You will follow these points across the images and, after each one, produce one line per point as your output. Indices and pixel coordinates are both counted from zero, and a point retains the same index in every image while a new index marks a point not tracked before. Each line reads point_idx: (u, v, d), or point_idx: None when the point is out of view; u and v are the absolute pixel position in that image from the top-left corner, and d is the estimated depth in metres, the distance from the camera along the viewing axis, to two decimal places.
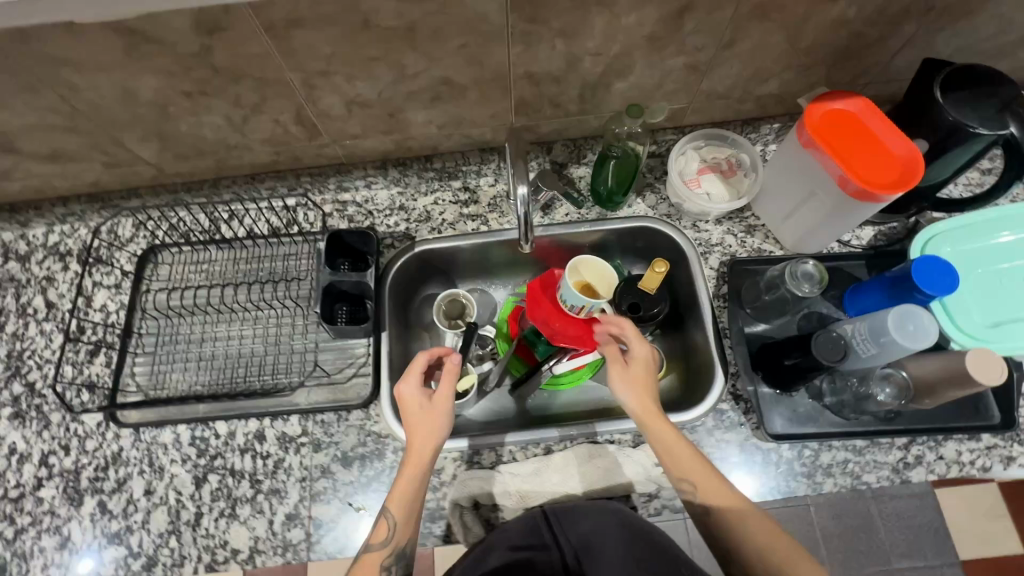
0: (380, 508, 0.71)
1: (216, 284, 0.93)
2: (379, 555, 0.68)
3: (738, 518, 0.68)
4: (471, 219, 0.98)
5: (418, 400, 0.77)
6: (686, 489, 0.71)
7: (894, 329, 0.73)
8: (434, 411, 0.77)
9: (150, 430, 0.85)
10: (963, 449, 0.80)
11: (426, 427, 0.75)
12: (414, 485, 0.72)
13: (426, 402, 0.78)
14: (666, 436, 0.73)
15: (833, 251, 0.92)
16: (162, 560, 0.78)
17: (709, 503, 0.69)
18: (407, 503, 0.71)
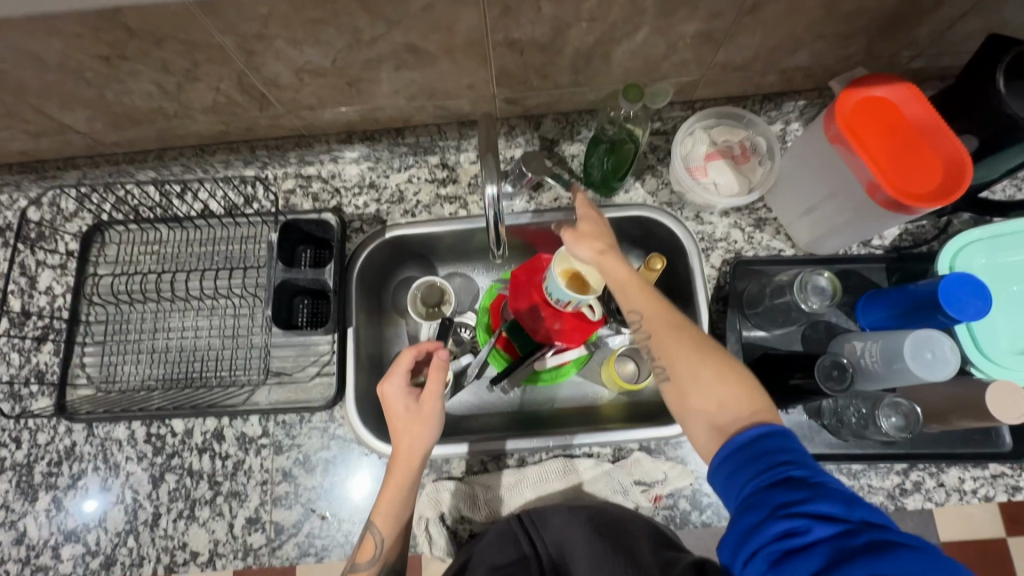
0: (367, 523, 0.68)
1: (167, 269, 0.85)
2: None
3: (682, 349, 0.58)
4: (448, 201, 0.89)
5: (401, 403, 0.71)
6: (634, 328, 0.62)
7: (909, 355, 0.65)
8: (421, 415, 0.70)
9: (104, 425, 0.81)
10: (966, 477, 0.75)
11: (412, 432, 0.70)
12: (399, 497, 0.69)
13: (412, 406, 0.71)
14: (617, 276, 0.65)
15: (851, 252, 0.83)
16: (121, 560, 0.76)
17: (657, 331, 0.61)
18: (393, 518, 0.69)
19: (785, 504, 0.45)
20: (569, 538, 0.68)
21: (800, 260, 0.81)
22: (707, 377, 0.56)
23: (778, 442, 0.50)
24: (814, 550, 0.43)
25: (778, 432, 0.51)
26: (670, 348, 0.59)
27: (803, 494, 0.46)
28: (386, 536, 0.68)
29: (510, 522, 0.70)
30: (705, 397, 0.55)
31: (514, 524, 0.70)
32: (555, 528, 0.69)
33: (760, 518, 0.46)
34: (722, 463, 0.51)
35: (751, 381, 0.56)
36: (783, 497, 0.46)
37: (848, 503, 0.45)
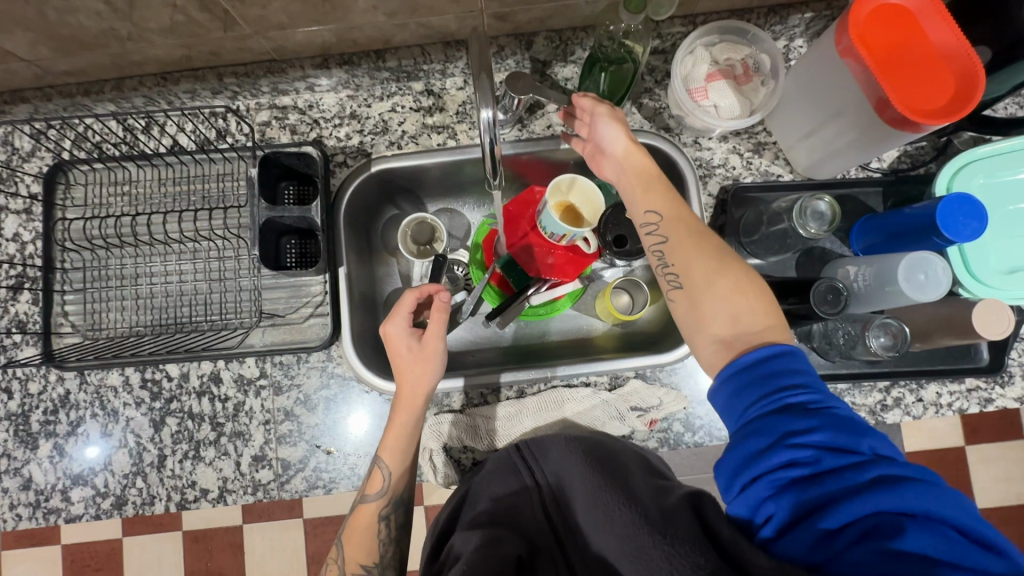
0: (374, 459, 0.71)
1: (142, 211, 0.81)
2: (374, 506, 0.70)
3: (697, 253, 0.60)
4: (436, 131, 0.84)
5: (404, 343, 0.71)
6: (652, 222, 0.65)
7: (902, 278, 0.66)
8: (425, 354, 0.71)
9: (96, 372, 0.79)
10: (943, 392, 0.78)
11: (415, 371, 0.71)
12: (403, 434, 0.70)
13: (415, 345, 0.71)
14: (646, 170, 0.68)
15: (848, 176, 0.82)
16: (132, 499, 0.77)
17: (672, 230, 0.63)
18: (400, 454, 0.71)
19: (792, 432, 0.47)
20: (565, 470, 0.68)
21: (795, 184, 0.81)
22: (725, 284, 0.58)
23: (791, 370, 0.51)
24: (815, 478, 0.45)
25: (790, 356, 0.52)
26: (687, 252, 0.61)
27: (811, 424, 0.47)
28: (393, 471, 0.70)
29: (508, 450, 0.73)
30: (720, 306, 0.57)
31: (512, 451, 0.72)
32: (552, 457, 0.70)
33: (765, 446, 0.48)
34: (731, 379, 0.53)
35: (769, 300, 0.57)
36: (790, 426, 0.47)
37: (855, 435, 0.47)
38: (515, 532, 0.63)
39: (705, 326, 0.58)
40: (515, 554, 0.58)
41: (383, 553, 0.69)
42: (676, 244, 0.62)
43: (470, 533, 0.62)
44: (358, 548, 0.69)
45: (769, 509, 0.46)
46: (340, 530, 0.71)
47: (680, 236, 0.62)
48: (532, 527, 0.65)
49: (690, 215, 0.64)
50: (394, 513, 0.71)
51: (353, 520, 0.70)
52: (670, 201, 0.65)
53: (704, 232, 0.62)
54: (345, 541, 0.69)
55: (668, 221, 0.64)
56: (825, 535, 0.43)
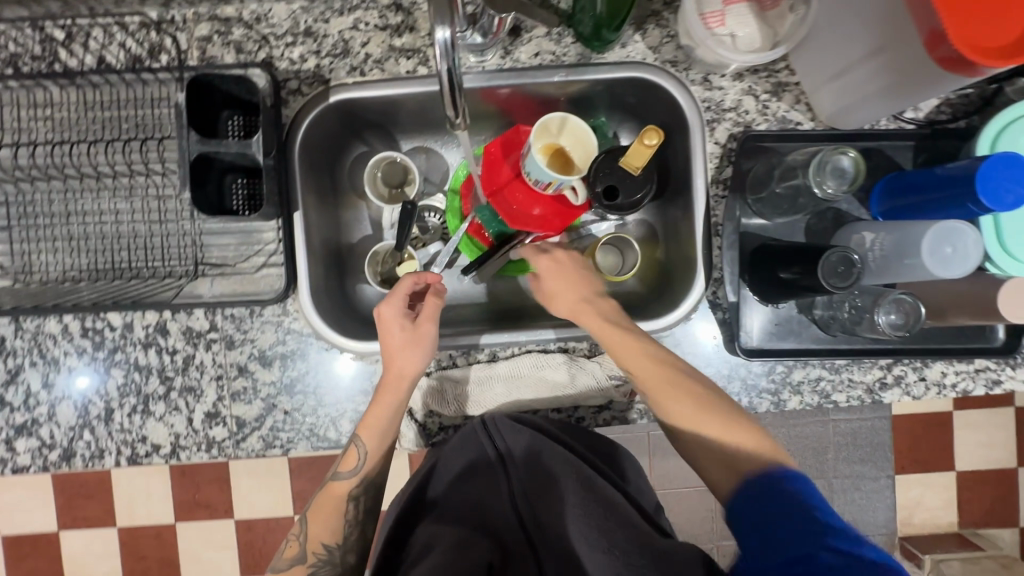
0: (352, 435, 0.68)
1: (67, 139, 0.70)
2: (345, 484, 0.67)
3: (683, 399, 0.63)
4: (405, 55, 0.72)
5: (398, 323, 0.68)
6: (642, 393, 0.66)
7: (927, 253, 0.58)
8: (417, 336, 0.68)
9: (33, 319, 0.73)
10: (949, 371, 0.73)
11: (404, 355, 0.67)
12: (384, 419, 0.67)
13: (408, 326, 0.68)
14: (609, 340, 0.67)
15: (878, 126, 0.71)
16: (80, 452, 0.74)
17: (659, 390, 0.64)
18: (379, 436, 0.67)
19: (784, 549, 0.49)
20: (546, 456, 0.64)
21: (814, 134, 0.70)
22: (709, 423, 0.61)
23: (788, 488, 0.54)
24: None
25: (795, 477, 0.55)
26: (680, 410, 0.63)
27: (801, 530, 0.49)
28: (370, 452, 0.67)
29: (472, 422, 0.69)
30: (710, 430, 0.61)
31: (479, 427, 0.68)
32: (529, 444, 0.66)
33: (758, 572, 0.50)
34: (741, 503, 0.56)
35: (773, 437, 0.60)
36: (780, 532, 0.50)
37: (847, 543, 0.47)
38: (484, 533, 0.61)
39: (706, 471, 0.61)
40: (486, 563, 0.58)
41: (347, 534, 0.67)
42: (653, 390, 0.64)
43: (439, 532, 0.61)
44: (321, 527, 0.66)
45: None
46: (306, 507, 0.68)
47: (668, 401, 0.64)
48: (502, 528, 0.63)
49: (667, 370, 0.64)
50: (363, 495, 0.68)
51: (320, 498, 0.67)
52: (639, 361, 0.65)
53: (676, 374, 0.64)
54: (308, 519, 0.66)
55: (648, 382, 0.64)
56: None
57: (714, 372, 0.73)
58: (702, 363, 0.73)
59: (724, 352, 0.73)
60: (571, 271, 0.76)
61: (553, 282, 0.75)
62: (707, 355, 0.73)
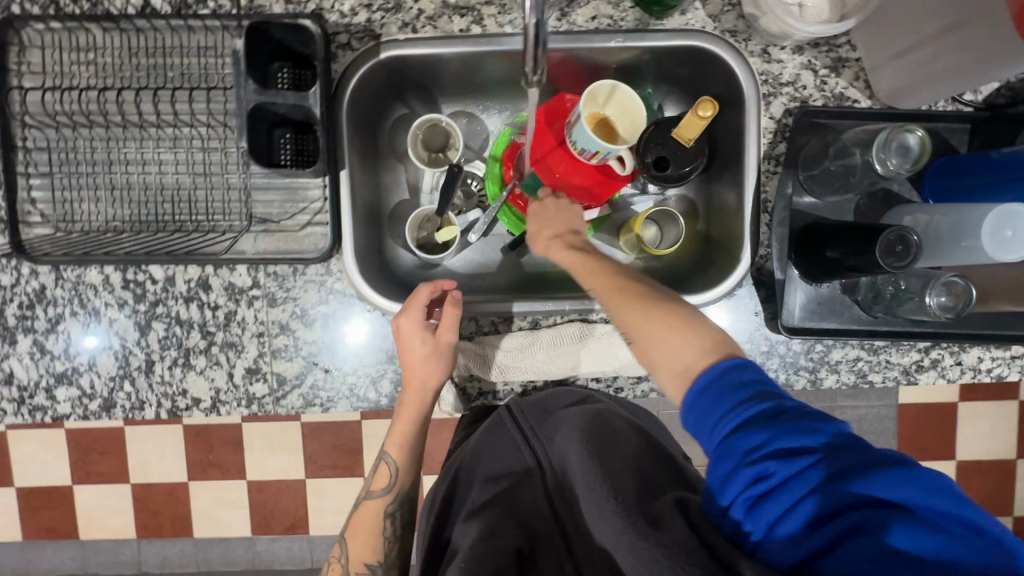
0: (380, 453, 0.74)
1: (111, 85, 0.69)
2: (380, 502, 0.73)
3: (623, 300, 0.58)
4: (458, 13, 0.71)
5: (419, 337, 0.68)
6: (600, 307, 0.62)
7: (986, 235, 0.58)
8: (438, 348, 0.68)
9: (73, 268, 0.72)
10: (985, 356, 0.73)
11: (423, 367, 0.68)
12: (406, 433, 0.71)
13: (429, 339, 0.68)
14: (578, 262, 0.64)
15: (936, 108, 0.70)
16: (121, 403, 0.74)
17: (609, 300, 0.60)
18: (405, 449, 0.72)
19: (763, 445, 0.45)
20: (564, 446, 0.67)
21: (872, 113, 0.69)
22: (654, 341, 0.55)
23: (727, 386, 0.49)
24: (774, 495, 0.44)
25: (744, 363, 0.50)
26: (617, 305, 0.59)
27: (763, 437, 0.45)
28: (397, 464, 0.73)
29: (499, 414, 0.75)
30: (662, 341, 0.54)
31: (504, 416, 0.75)
32: (557, 439, 0.69)
33: (733, 467, 0.46)
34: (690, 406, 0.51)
35: (686, 325, 0.54)
36: (746, 444, 0.46)
37: (816, 431, 0.45)
38: (514, 522, 0.65)
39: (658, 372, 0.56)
40: (513, 547, 0.61)
41: (385, 554, 0.72)
42: (618, 314, 0.59)
43: (471, 522, 0.67)
44: (361, 546, 0.72)
45: (747, 521, 0.46)
46: (344, 527, 0.74)
47: (628, 318, 0.57)
48: (531, 516, 0.66)
49: (626, 280, 0.60)
50: (399, 509, 0.74)
51: (357, 515, 0.73)
52: (604, 278, 0.61)
53: (638, 290, 0.58)
54: (348, 538, 0.73)
55: (606, 296, 0.60)
56: (803, 532, 0.43)
57: (754, 349, 0.73)
58: (743, 338, 0.73)
59: (766, 329, 0.73)
60: (564, 210, 0.72)
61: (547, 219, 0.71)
62: (748, 332, 0.73)
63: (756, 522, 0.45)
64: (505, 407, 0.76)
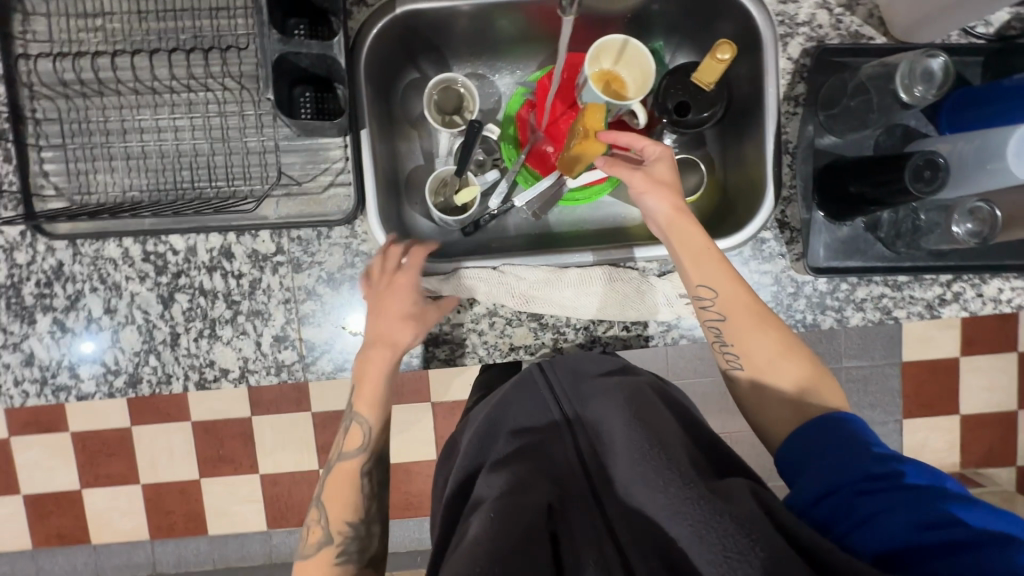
0: (351, 416, 0.68)
1: (122, 50, 0.67)
2: (354, 463, 0.67)
3: (748, 317, 0.63)
4: None
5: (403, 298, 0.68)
6: (708, 300, 0.64)
7: (1013, 154, 0.59)
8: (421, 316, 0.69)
9: (90, 243, 0.71)
10: (1005, 287, 0.75)
11: (393, 328, 0.67)
12: (379, 388, 0.68)
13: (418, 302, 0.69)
14: (691, 236, 0.65)
15: (949, 42, 0.71)
16: (147, 378, 0.73)
17: (731, 309, 0.63)
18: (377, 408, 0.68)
19: (882, 455, 0.51)
20: (603, 414, 0.61)
21: (886, 48, 0.70)
22: (785, 370, 0.62)
23: (850, 424, 0.56)
24: (884, 490, 0.48)
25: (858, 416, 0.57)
26: (747, 334, 0.63)
27: (888, 454, 0.51)
28: (373, 427, 0.68)
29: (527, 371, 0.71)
30: (792, 374, 0.62)
31: (535, 373, 0.69)
32: (592, 404, 0.63)
33: (848, 464, 0.51)
34: (810, 431, 0.57)
35: (806, 362, 0.63)
36: (866, 453, 0.51)
37: (939, 474, 0.49)
38: (547, 481, 0.56)
39: (768, 410, 0.62)
40: (546, 503, 0.53)
41: (364, 512, 0.67)
42: (734, 326, 0.63)
43: (499, 474, 0.58)
44: (340, 501, 0.66)
45: (849, 508, 0.48)
46: (319, 487, 0.68)
47: (754, 339, 0.63)
48: (564, 472, 0.57)
49: (742, 289, 0.64)
50: (375, 470, 0.69)
51: (332, 477, 0.67)
52: (722, 275, 0.64)
53: (762, 314, 0.63)
54: (325, 501, 0.66)
55: (726, 298, 0.63)
56: (913, 530, 0.44)
57: (781, 290, 0.74)
58: (769, 280, 0.74)
59: (792, 270, 0.74)
60: (674, 178, 0.68)
61: (663, 176, 0.67)
62: (774, 274, 0.74)
63: (860, 507, 0.48)
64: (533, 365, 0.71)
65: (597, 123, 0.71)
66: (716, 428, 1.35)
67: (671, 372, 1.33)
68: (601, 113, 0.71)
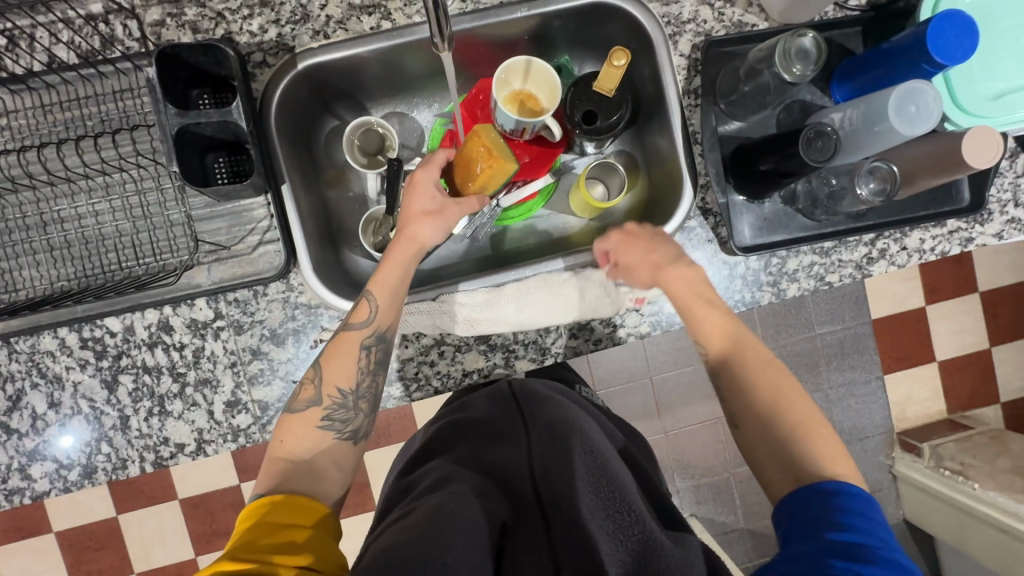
0: (363, 290, 0.65)
1: (30, 145, 0.68)
2: (359, 333, 0.64)
3: (756, 367, 0.63)
4: (366, 12, 0.72)
5: (429, 188, 0.69)
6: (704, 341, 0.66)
7: (894, 115, 0.62)
8: (440, 211, 0.69)
9: (25, 339, 0.70)
10: (926, 237, 0.77)
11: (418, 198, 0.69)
12: (398, 270, 0.66)
13: (439, 198, 0.69)
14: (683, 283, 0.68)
15: (827, 17, 0.75)
16: (101, 467, 0.71)
17: (728, 349, 0.65)
18: (391, 292, 0.66)
19: (845, 552, 0.46)
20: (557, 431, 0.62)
21: (770, 32, 0.73)
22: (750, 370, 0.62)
23: (835, 504, 0.51)
24: None
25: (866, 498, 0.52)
26: (745, 381, 0.62)
27: (864, 561, 0.45)
28: (381, 302, 0.65)
29: (499, 386, 0.77)
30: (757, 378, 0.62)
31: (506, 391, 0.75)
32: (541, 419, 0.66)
33: (815, 559, 0.46)
34: (801, 490, 0.53)
35: (819, 418, 0.59)
36: (841, 553, 0.46)
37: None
38: (500, 492, 0.58)
39: (760, 461, 0.59)
40: (500, 521, 0.54)
41: (360, 382, 0.64)
42: (729, 367, 0.64)
43: (453, 474, 0.60)
44: (337, 370, 0.63)
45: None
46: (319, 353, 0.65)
47: (712, 332, 0.66)
48: (515, 482, 0.59)
49: (743, 335, 0.65)
50: (377, 348, 0.65)
51: (333, 345, 0.64)
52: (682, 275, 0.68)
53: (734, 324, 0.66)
54: (323, 362, 0.63)
55: (720, 341, 0.65)
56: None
57: (716, 274, 0.76)
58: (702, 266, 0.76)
59: (722, 254, 0.76)
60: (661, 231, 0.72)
61: (634, 258, 0.70)
62: (706, 259, 0.76)
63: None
64: (506, 385, 0.77)
65: (494, 138, 0.68)
66: (704, 415, 1.35)
67: (650, 368, 1.34)
68: (493, 132, 0.69)
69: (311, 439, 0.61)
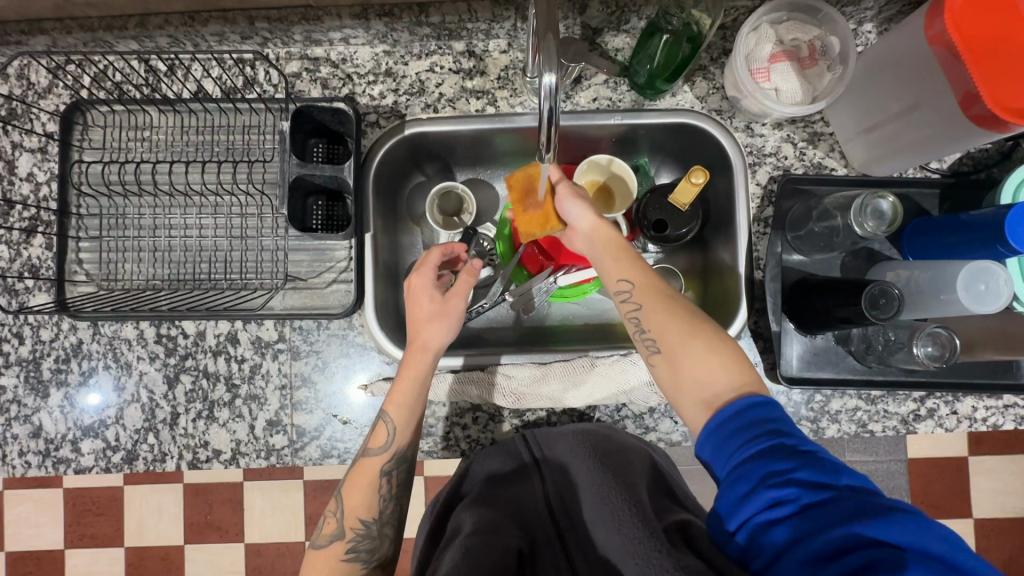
0: (380, 412, 0.68)
1: (163, 159, 0.77)
2: (377, 460, 0.67)
3: (663, 305, 0.63)
4: (475, 96, 0.79)
5: (427, 294, 0.70)
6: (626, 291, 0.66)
7: (962, 288, 0.63)
8: (444, 309, 0.69)
9: (110, 324, 0.77)
10: (979, 406, 0.76)
11: (420, 300, 0.70)
12: (412, 389, 0.68)
13: (437, 298, 0.70)
14: (612, 247, 0.69)
15: (908, 175, 0.77)
16: (143, 455, 0.76)
17: (647, 299, 0.64)
18: (407, 410, 0.68)
19: (778, 472, 0.47)
20: (573, 464, 0.69)
21: (847, 179, 0.76)
22: (690, 359, 0.59)
23: (757, 417, 0.52)
24: (788, 519, 0.45)
25: (769, 404, 0.53)
26: (660, 316, 0.62)
27: (790, 463, 0.48)
28: (398, 424, 0.67)
29: (512, 441, 0.73)
30: (696, 362, 0.58)
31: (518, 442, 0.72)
32: (564, 455, 0.70)
33: (753, 485, 0.48)
34: (716, 424, 0.54)
35: (742, 356, 0.59)
36: (771, 467, 0.48)
37: (833, 473, 0.47)
38: (514, 521, 0.63)
39: (687, 405, 0.58)
40: (515, 546, 0.59)
41: (412, 442, 0.69)
42: (650, 311, 0.63)
43: (470, 511, 0.64)
44: (358, 503, 0.66)
45: (761, 539, 0.46)
46: (340, 482, 0.68)
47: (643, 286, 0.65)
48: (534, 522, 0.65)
49: (660, 281, 0.66)
50: (397, 469, 0.68)
51: (353, 474, 0.67)
52: (635, 269, 0.66)
53: (674, 301, 0.63)
54: (345, 492, 0.67)
55: (640, 289, 0.65)
56: (811, 561, 0.43)
57: None
58: None
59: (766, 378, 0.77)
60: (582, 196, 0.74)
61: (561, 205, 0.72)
62: None
63: (772, 540, 0.46)
64: (518, 433, 0.74)
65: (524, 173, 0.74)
66: None
67: None
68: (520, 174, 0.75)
69: (367, 495, 0.66)
